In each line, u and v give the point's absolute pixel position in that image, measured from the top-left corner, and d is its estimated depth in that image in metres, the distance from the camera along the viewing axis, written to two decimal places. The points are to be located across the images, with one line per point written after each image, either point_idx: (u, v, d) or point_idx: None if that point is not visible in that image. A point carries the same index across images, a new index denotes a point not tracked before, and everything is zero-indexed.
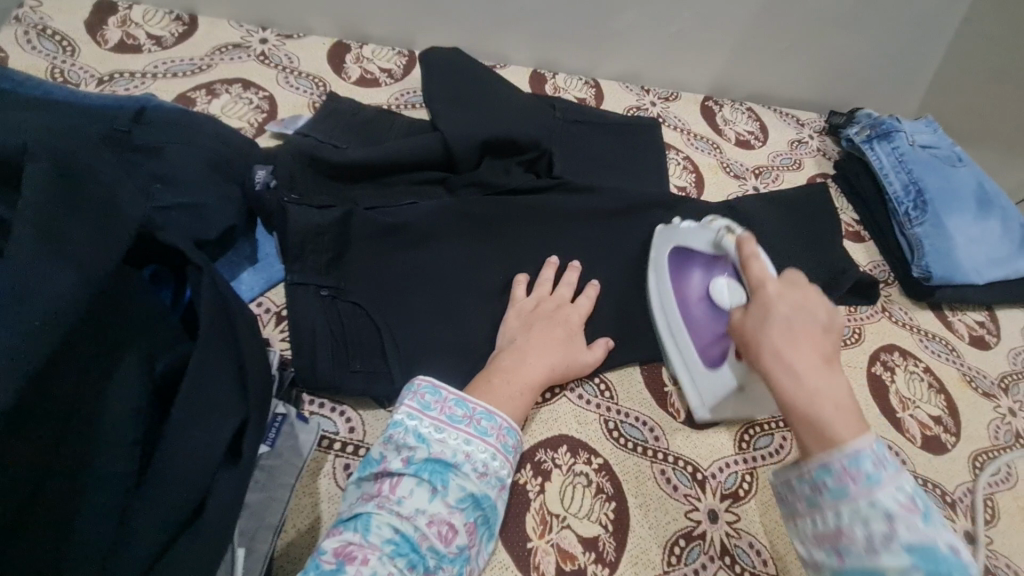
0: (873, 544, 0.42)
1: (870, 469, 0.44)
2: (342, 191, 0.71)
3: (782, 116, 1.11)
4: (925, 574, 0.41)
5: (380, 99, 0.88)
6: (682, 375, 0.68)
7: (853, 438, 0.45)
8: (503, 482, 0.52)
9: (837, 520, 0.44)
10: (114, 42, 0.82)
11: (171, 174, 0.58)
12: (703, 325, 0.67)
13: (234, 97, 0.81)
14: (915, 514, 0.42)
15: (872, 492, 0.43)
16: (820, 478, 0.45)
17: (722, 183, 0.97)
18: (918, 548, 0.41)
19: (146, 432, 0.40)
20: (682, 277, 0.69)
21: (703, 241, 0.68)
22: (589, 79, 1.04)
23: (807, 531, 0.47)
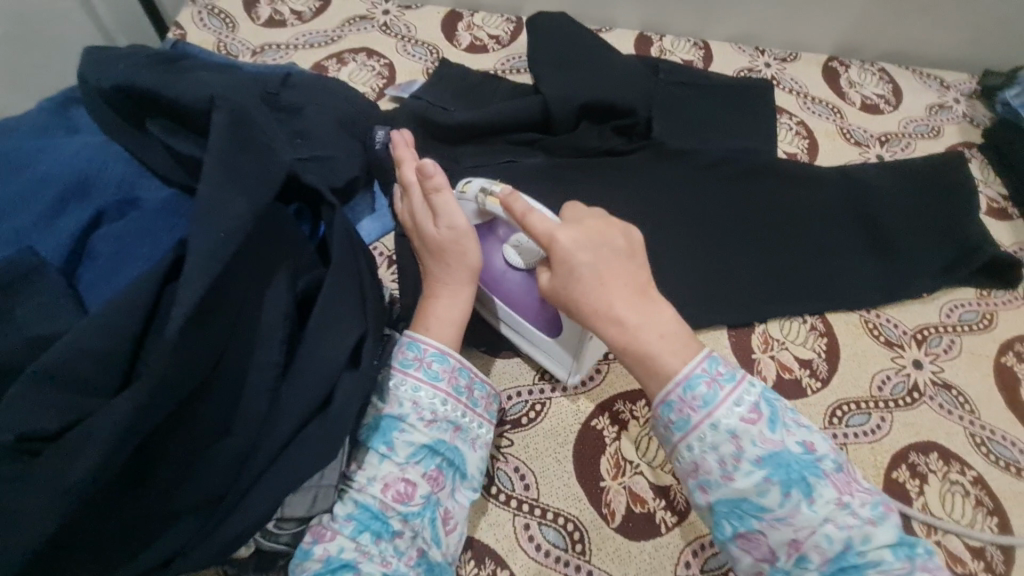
0: (727, 468, 0.46)
1: (705, 392, 0.47)
2: (446, 151, 0.78)
3: (921, 77, 0.99)
4: (783, 484, 0.44)
5: (487, 64, 0.93)
6: (533, 351, 0.64)
7: (684, 367, 0.48)
8: (455, 423, 0.55)
9: (691, 453, 0.47)
10: (265, 18, 0.94)
11: (310, 132, 0.66)
12: (518, 296, 0.62)
13: (359, 65, 0.90)
14: (758, 425, 0.46)
15: (712, 415, 0.46)
16: (668, 418, 0.48)
17: (839, 151, 0.90)
18: (771, 460, 0.45)
19: (291, 332, 0.47)
20: (477, 260, 0.64)
21: (465, 216, 0.62)
22: (699, 41, 1.00)
23: (677, 472, 0.49)
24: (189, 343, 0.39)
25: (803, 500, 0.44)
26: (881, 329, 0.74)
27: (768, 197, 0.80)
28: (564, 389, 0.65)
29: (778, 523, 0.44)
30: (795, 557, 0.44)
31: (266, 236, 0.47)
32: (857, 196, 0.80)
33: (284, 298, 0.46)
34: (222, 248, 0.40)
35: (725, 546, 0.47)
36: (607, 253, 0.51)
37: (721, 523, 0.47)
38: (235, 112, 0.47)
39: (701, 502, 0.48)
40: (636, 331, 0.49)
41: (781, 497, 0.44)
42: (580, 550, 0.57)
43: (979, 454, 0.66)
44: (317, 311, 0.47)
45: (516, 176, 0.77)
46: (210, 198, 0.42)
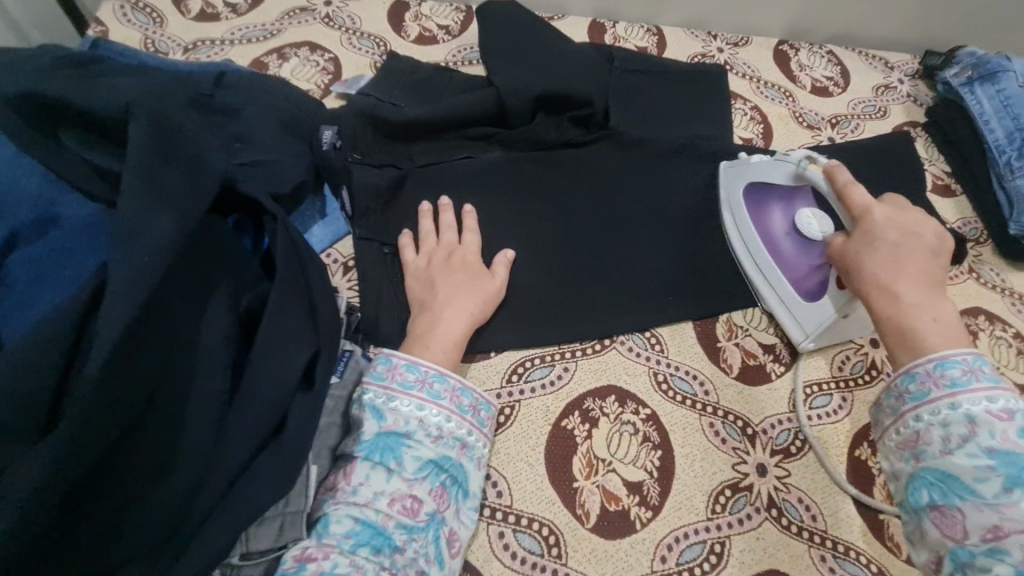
0: (949, 445, 0.48)
1: (959, 375, 0.50)
2: (398, 148, 0.74)
3: (867, 58, 1.01)
4: (1007, 481, 0.45)
5: (438, 56, 0.89)
6: (778, 311, 0.70)
7: (943, 350, 0.51)
8: (462, 440, 0.54)
9: (917, 424, 0.50)
10: (196, 12, 0.88)
11: (250, 135, 0.63)
12: (796, 259, 0.69)
13: (302, 60, 0.85)
14: (1007, 425, 0.47)
15: (955, 395, 0.49)
16: (904, 386, 0.52)
17: (793, 134, 0.91)
18: (1009, 456, 0.46)
19: (234, 357, 0.45)
20: (762, 213, 0.72)
21: (781, 174, 0.69)
22: (652, 26, 1.00)
23: (889, 443, 0.53)
24: (112, 380, 0.37)
25: (1020, 498, 0.44)
26: None
27: None
28: (533, 390, 0.64)
29: (985, 508, 0.45)
30: (990, 546, 0.44)
31: (200, 259, 0.45)
32: None
33: (225, 323, 0.45)
34: (146, 275, 0.39)
35: (915, 518, 0.49)
36: (915, 241, 0.57)
37: (917, 492, 0.49)
38: (154, 121, 0.45)
39: (903, 472, 0.51)
40: (906, 302, 0.54)
41: (1001, 490, 0.45)
42: (556, 554, 0.56)
43: None
44: (262, 328, 0.45)
45: (473, 172, 0.74)
46: (131, 219, 0.40)
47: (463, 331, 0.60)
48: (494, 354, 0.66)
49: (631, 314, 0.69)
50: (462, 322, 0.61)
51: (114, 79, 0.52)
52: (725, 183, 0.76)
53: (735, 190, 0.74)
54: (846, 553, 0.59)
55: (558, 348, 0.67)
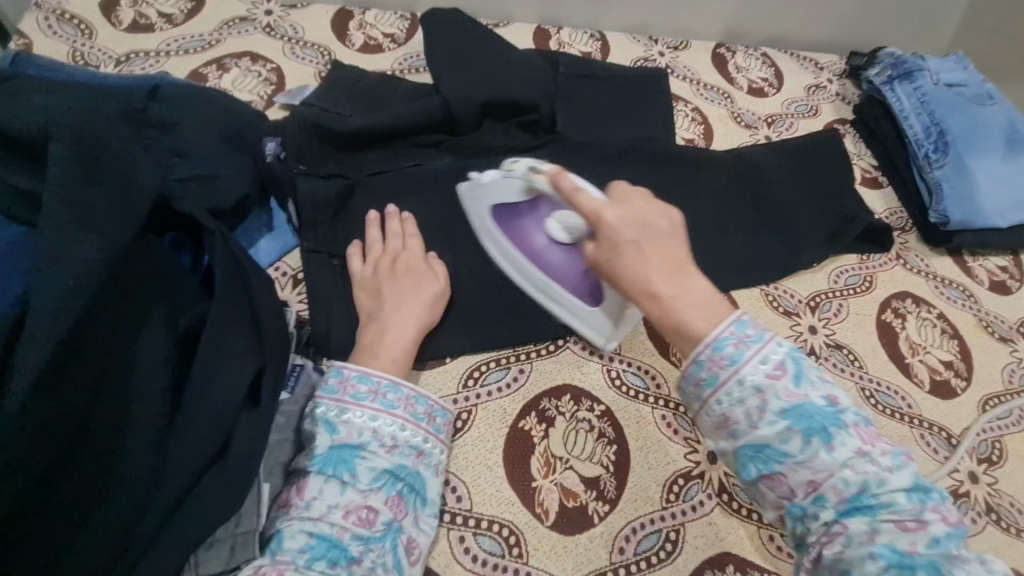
0: (752, 419, 0.44)
1: (732, 350, 0.45)
2: (346, 159, 0.74)
3: (799, 59, 1.06)
4: (805, 433, 0.43)
5: (384, 64, 0.89)
6: (573, 321, 0.68)
7: (710, 330, 0.46)
8: (418, 448, 0.54)
9: (720, 406, 0.45)
10: (128, 23, 0.85)
11: (187, 148, 0.61)
12: (566, 267, 0.66)
13: (243, 71, 0.84)
14: (783, 382, 0.44)
15: (739, 372, 0.45)
16: (696, 373, 0.46)
17: (732, 134, 0.95)
18: (794, 411, 0.43)
19: (177, 374, 0.45)
20: (515, 230, 0.68)
21: (512, 191, 0.66)
22: (595, 32, 1.02)
23: (705, 424, 0.47)
24: (35, 407, 0.37)
25: (823, 446, 0.42)
26: (779, 300, 0.79)
27: (670, 183, 0.83)
28: (489, 393, 0.65)
29: (799, 466, 0.43)
30: (813, 496, 0.43)
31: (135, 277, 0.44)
32: (748, 176, 0.85)
33: (164, 342, 0.44)
34: (67, 301, 0.38)
35: (750, 487, 0.46)
36: (652, 232, 0.50)
37: (745, 467, 0.45)
38: (78, 138, 0.44)
39: (723, 448, 0.46)
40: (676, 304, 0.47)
41: (802, 444, 0.43)
42: (517, 553, 0.57)
43: (869, 406, 0.72)
44: (201, 348, 0.44)
45: (422, 179, 0.75)
46: (55, 243, 0.40)
47: (411, 337, 0.61)
48: (450, 359, 0.66)
49: None
50: (410, 329, 0.61)
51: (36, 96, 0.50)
52: (467, 207, 0.71)
53: (483, 216, 0.69)
54: None
55: (514, 351, 0.68)
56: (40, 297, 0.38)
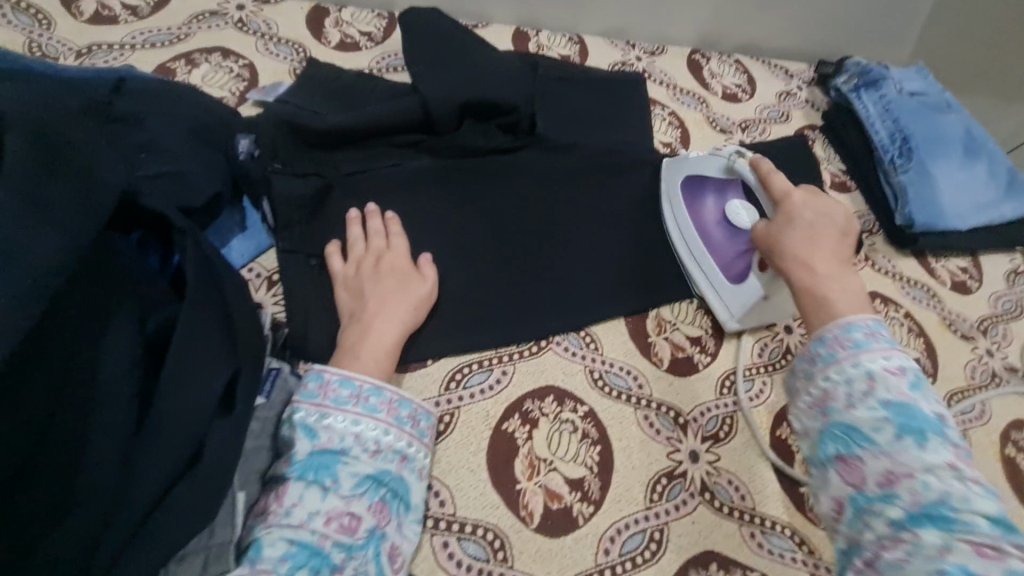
0: (852, 400, 0.48)
1: (861, 337, 0.50)
2: (323, 157, 0.72)
3: (770, 67, 1.09)
4: (900, 428, 0.45)
5: (361, 63, 0.88)
6: (710, 294, 0.75)
7: (843, 316, 0.52)
8: (402, 453, 0.52)
9: (825, 383, 0.50)
10: (90, 14, 0.81)
11: (155, 143, 0.59)
12: (724, 248, 0.74)
13: (214, 66, 0.81)
14: (902, 380, 0.47)
15: (859, 355, 0.49)
16: (815, 350, 0.51)
17: (708, 138, 0.97)
18: (901, 407, 0.46)
19: (142, 385, 0.42)
20: (696, 204, 0.77)
21: (714, 168, 0.74)
22: (574, 35, 1.03)
23: (801, 405, 0.52)
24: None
25: (918, 446, 0.43)
26: None
27: (648, 185, 0.83)
28: (472, 396, 0.64)
29: (880, 455, 0.44)
30: (884, 492, 0.43)
31: (97, 280, 0.42)
32: None
33: (127, 350, 0.42)
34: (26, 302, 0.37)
35: (823, 470, 0.47)
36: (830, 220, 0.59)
37: (825, 446, 0.48)
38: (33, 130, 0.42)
39: (816, 430, 0.49)
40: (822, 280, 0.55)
41: (894, 437, 0.44)
42: (502, 557, 0.56)
43: None
44: (173, 349, 0.42)
45: (401, 179, 0.73)
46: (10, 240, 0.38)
47: (395, 338, 0.59)
48: (432, 362, 0.65)
49: (564, 314, 0.71)
50: (394, 329, 0.60)
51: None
52: (666, 176, 0.80)
53: (674, 180, 0.78)
54: (774, 527, 0.63)
55: (496, 353, 0.67)
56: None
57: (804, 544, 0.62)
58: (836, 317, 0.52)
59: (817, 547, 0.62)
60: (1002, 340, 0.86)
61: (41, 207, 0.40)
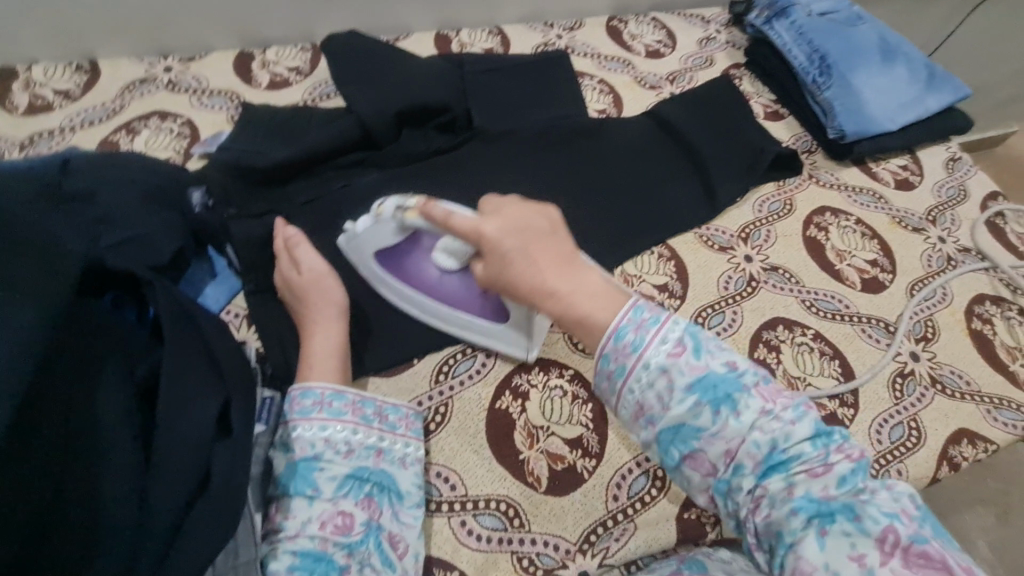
0: (665, 401, 0.46)
1: (651, 315, 0.48)
2: (275, 194, 0.75)
3: (686, 17, 1.13)
4: (712, 405, 0.45)
5: (295, 98, 0.90)
6: (491, 343, 0.68)
7: (613, 317, 0.49)
8: (375, 448, 0.56)
9: (633, 396, 0.48)
10: (25, 106, 0.84)
11: (110, 213, 0.61)
12: (460, 295, 0.65)
13: (154, 130, 0.84)
14: (684, 359, 0.47)
15: (642, 356, 0.47)
16: (606, 367, 0.48)
17: (640, 97, 1.00)
18: (698, 384, 0.46)
19: (141, 428, 0.45)
20: (416, 271, 0.65)
21: (387, 233, 0.63)
22: (493, 28, 1.06)
23: (626, 417, 0.49)
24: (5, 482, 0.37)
25: (730, 415, 0.45)
26: (713, 238, 0.84)
27: (590, 153, 0.87)
28: (463, 382, 0.67)
29: (713, 438, 0.45)
30: (733, 466, 0.45)
31: (78, 339, 0.45)
32: (664, 132, 0.91)
33: (122, 399, 0.44)
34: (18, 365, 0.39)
35: (679, 472, 0.48)
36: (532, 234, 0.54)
37: (669, 452, 0.47)
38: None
39: (647, 435, 0.48)
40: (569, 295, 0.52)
41: (711, 417, 0.45)
42: (520, 523, 0.59)
43: (812, 313, 0.78)
44: (163, 391, 0.45)
45: (354, 198, 0.76)
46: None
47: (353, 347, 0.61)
48: (417, 360, 0.68)
49: None
50: (335, 333, 0.62)
51: None
52: (349, 252, 0.68)
53: (369, 266, 0.67)
54: None
55: (476, 339, 0.70)
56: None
57: None
58: (604, 324, 0.49)
59: None
60: (952, 225, 0.90)
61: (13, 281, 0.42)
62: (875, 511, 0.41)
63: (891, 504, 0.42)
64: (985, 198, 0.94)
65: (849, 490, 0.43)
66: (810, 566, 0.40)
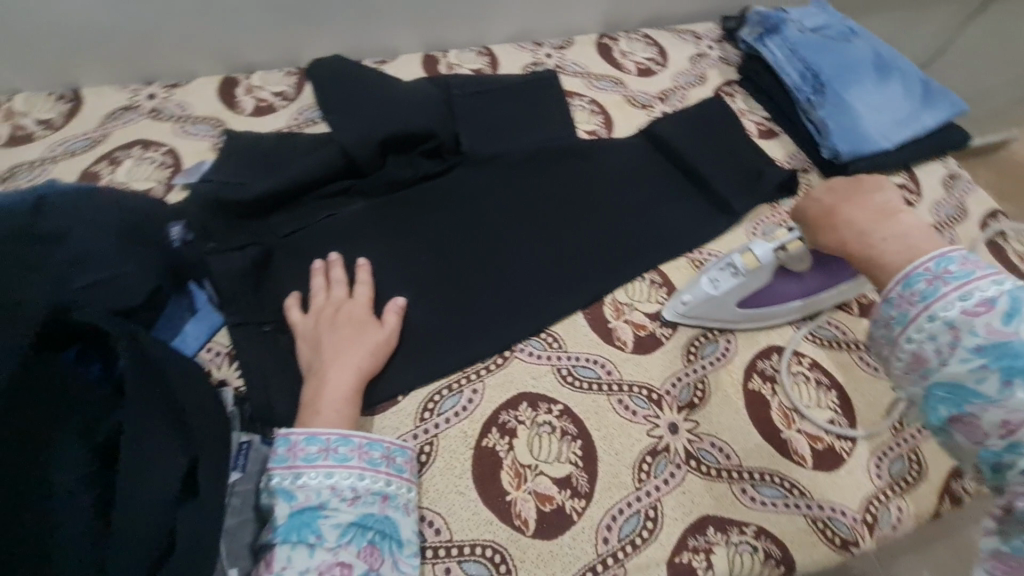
0: (943, 357, 0.41)
1: (959, 268, 0.43)
2: (258, 225, 0.73)
3: (678, 33, 1.11)
4: (1003, 371, 0.39)
5: (279, 123, 0.89)
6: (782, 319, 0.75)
7: (904, 265, 0.45)
8: (382, 493, 0.54)
9: (910, 344, 0.43)
10: (5, 138, 0.83)
11: (88, 252, 0.60)
12: (785, 289, 0.72)
13: (136, 160, 0.82)
14: (990, 316, 0.40)
15: (930, 306, 0.42)
16: (885, 313, 0.45)
17: (631, 116, 0.99)
18: (995, 349, 0.39)
19: (98, 496, 0.44)
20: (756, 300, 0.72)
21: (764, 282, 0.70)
22: (482, 47, 1.04)
23: (896, 369, 0.45)
24: None
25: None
26: (707, 262, 0.82)
27: (581, 175, 0.85)
28: (449, 420, 0.65)
29: (992, 409, 0.39)
30: (1009, 442, 0.38)
31: (32, 406, 0.45)
32: (656, 153, 0.90)
33: (79, 465, 0.44)
34: None
35: (942, 435, 0.42)
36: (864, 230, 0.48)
37: (934, 410, 0.42)
38: None
39: (924, 387, 0.43)
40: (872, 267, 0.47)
41: (1002, 385, 0.39)
42: (506, 569, 0.57)
43: (811, 342, 0.75)
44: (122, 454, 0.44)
45: (339, 229, 0.75)
46: None
47: (351, 385, 0.61)
48: (402, 398, 0.66)
49: (521, 321, 0.72)
50: (349, 374, 0.61)
51: None
52: (689, 315, 0.74)
53: (725, 313, 0.73)
54: (763, 478, 0.65)
55: (463, 373, 0.69)
56: None
57: (795, 488, 0.65)
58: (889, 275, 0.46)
59: (808, 488, 0.65)
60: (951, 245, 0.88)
61: None
62: None
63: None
64: (985, 216, 0.92)
65: None
66: None
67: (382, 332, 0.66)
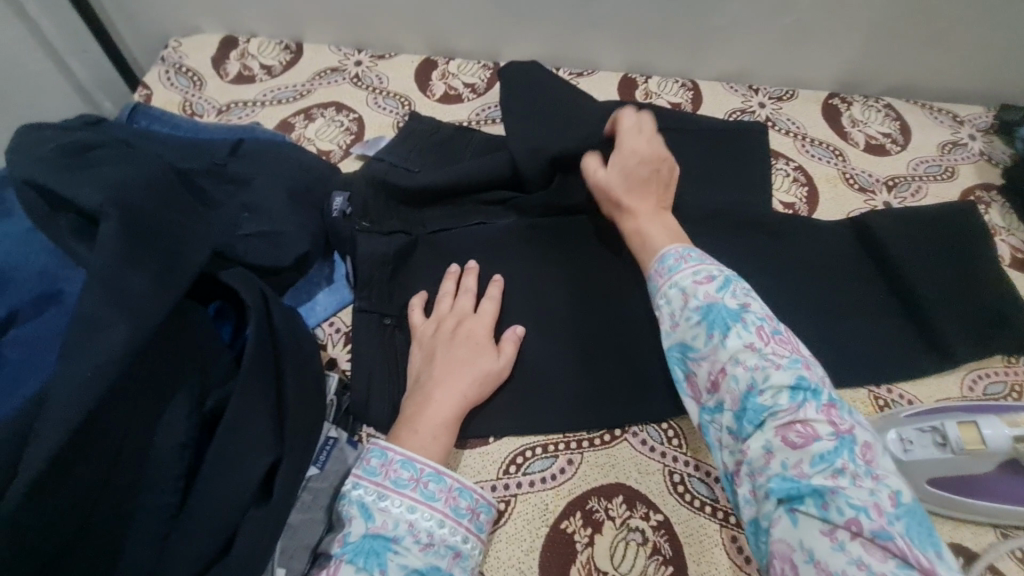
0: (676, 319, 0.51)
1: (697, 254, 0.54)
2: (411, 215, 0.72)
3: (932, 112, 0.91)
4: (708, 328, 0.48)
5: (461, 116, 0.88)
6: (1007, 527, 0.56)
7: (663, 248, 0.57)
8: (455, 549, 0.49)
9: (663, 305, 0.53)
10: (233, 75, 0.92)
11: (259, 205, 0.63)
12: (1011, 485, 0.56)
13: (327, 120, 0.87)
14: (710, 286, 0.50)
15: (672, 276, 0.53)
16: (652, 287, 0.55)
17: (842, 198, 0.83)
18: (706, 310, 0.49)
19: (190, 463, 0.46)
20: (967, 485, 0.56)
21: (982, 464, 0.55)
22: (687, 80, 0.94)
23: (665, 323, 0.52)
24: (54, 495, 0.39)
25: (721, 341, 0.47)
26: (891, 405, 0.66)
27: (762, 254, 0.72)
28: (534, 485, 0.59)
29: (701, 360, 0.49)
30: (715, 398, 0.47)
31: (163, 360, 0.46)
32: (865, 252, 0.73)
33: (183, 430, 0.46)
34: (92, 386, 0.40)
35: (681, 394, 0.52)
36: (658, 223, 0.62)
37: (675, 367, 0.51)
38: (128, 217, 0.46)
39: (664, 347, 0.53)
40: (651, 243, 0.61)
41: (705, 337, 0.48)
42: None
43: (1014, 560, 0.54)
44: (218, 436, 0.46)
45: (484, 240, 0.71)
46: (91, 326, 0.41)
47: (452, 416, 0.57)
48: (493, 440, 0.61)
49: (645, 401, 0.63)
50: (453, 402, 0.57)
51: (106, 163, 0.51)
52: None
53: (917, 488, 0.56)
54: None
55: (563, 438, 0.62)
56: (62, 379, 0.40)
57: None
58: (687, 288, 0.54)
59: None
60: None
61: (124, 291, 0.43)
62: (843, 503, 0.39)
63: (864, 497, 0.39)
64: None
65: (825, 467, 0.40)
66: (790, 549, 0.40)
67: (497, 365, 0.61)
